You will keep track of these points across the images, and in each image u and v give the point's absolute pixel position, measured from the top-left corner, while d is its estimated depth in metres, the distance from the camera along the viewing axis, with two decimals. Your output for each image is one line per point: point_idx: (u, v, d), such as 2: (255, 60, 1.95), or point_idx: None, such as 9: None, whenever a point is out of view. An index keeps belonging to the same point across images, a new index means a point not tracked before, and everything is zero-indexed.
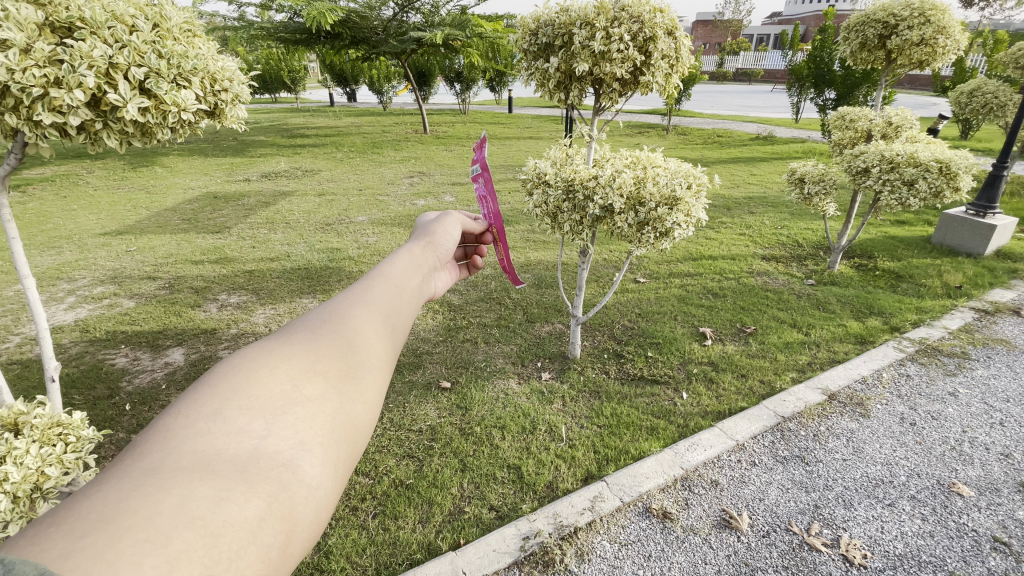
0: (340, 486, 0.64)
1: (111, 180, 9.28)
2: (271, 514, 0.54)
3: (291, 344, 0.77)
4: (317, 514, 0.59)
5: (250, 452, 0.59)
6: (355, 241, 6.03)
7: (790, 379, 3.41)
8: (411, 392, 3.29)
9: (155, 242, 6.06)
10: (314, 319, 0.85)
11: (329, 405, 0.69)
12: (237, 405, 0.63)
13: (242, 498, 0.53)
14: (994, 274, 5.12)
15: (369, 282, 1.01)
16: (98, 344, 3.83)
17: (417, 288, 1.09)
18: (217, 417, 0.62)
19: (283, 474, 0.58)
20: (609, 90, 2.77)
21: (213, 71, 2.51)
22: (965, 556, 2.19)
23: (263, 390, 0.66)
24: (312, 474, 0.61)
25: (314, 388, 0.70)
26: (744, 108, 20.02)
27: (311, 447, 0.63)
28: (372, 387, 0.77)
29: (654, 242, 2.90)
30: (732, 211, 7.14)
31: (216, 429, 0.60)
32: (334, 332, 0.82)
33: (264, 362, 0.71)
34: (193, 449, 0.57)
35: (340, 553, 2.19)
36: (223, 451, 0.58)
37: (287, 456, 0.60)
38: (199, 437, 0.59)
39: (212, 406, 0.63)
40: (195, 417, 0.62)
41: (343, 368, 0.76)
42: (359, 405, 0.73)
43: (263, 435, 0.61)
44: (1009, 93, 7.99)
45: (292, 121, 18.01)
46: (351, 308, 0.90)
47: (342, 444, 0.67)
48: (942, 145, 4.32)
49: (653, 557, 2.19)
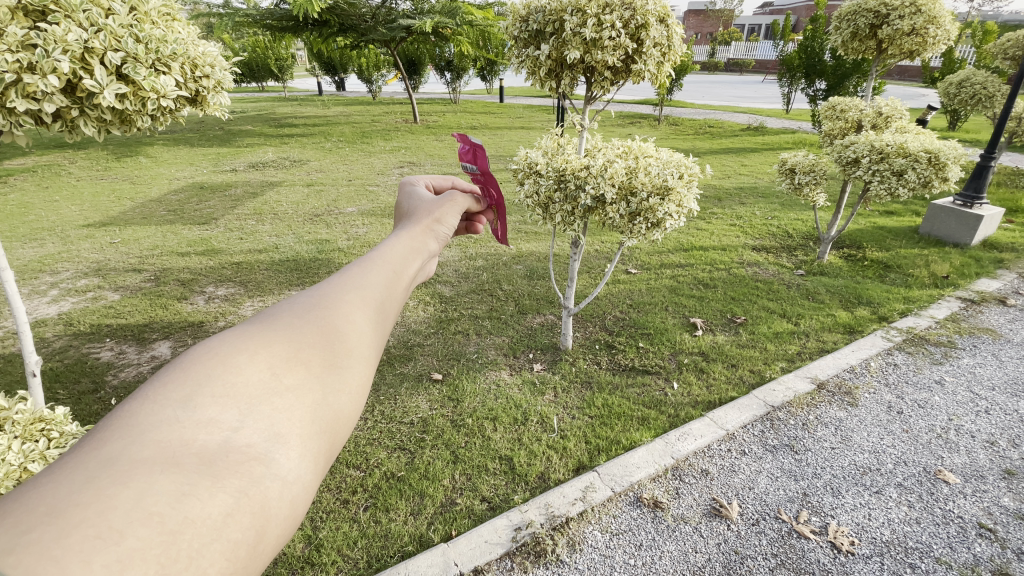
0: (317, 479, 0.63)
1: (94, 170, 9.09)
2: (239, 511, 0.53)
3: (274, 330, 0.74)
4: (291, 508, 0.58)
5: (219, 444, 0.57)
6: (345, 232, 5.97)
7: (780, 369, 3.44)
8: (402, 384, 3.28)
9: (140, 234, 5.95)
10: (302, 302, 0.82)
11: (309, 396, 0.67)
12: (209, 392, 0.61)
13: (207, 494, 0.51)
14: (980, 264, 5.19)
15: (364, 263, 0.97)
16: (82, 337, 3.77)
17: (416, 271, 1.05)
18: (187, 403, 0.59)
19: (255, 468, 0.56)
20: (601, 79, 2.74)
21: (193, 57, 2.45)
22: (951, 542, 2.24)
23: (238, 377, 0.64)
24: (287, 467, 0.59)
25: (294, 378, 0.68)
26: (735, 98, 20.03)
27: (287, 439, 0.61)
28: (358, 377, 0.75)
29: (645, 233, 2.89)
30: (722, 202, 7.16)
31: (183, 417, 0.58)
32: (321, 318, 0.79)
33: (242, 349, 0.68)
34: (157, 438, 0.55)
35: (331, 546, 2.18)
36: (190, 442, 0.56)
37: (261, 449, 0.58)
38: (166, 425, 0.57)
39: (181, 392, 0.61)
40: (163, 403, 0.59)
41: (327, 357, 0.74)
42: (343, 397, 0.71)
43: (235, 426, 0.59)
44: (997, 84, 8.07)
45: (280, 110, 17.74)
46: (343, 292, 0.86)
47: (322, 437, 0.66)
48: (932, 136, 4.34)
49: (645, 547, 2.21)
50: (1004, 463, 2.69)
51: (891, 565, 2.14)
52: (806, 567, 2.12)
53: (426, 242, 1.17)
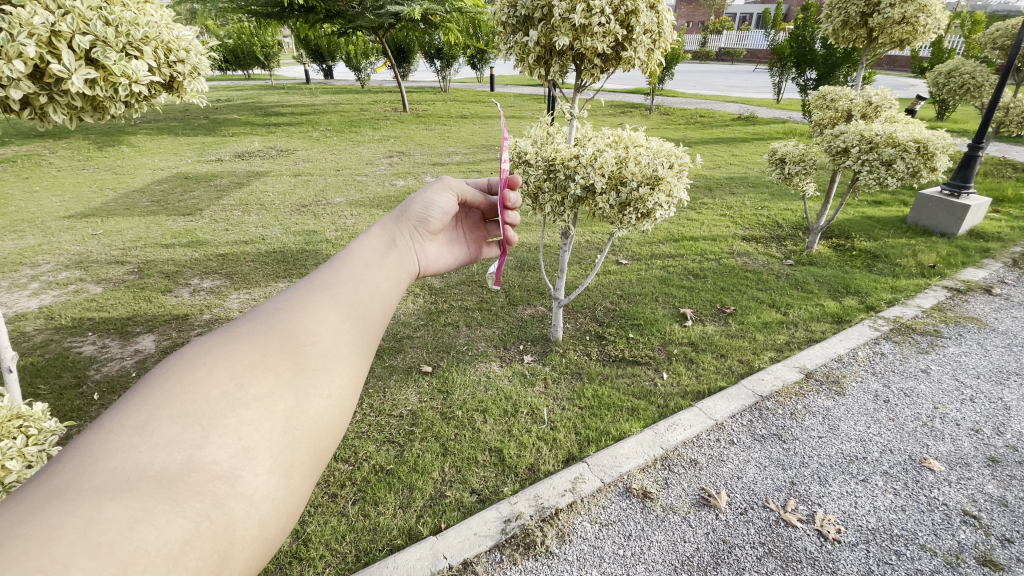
0: (290, 491, 0.62)
1: (75, 160, 8.88)
2: (199, 535, 0.51)
3: (237, 341, 0.71)
4: (260, 528, 0.57)
5: (180, 465, 0.55)
6: (333, 223, 5.90)
7: (768, 358, 3.46)
8: (392, 376, 3.26)
9: (123, 225, 5.82)
10: (270, 309, 0.79)
11: (279, 405, 0.65)
12: (168, 414, 0.59)
13: (163, 518, 0.49)
14: (967, 253, 5.25)
15: (339, 264, 0.95)
16: (64, 331, 3.69)
17: (396, 264, 1.03)
18: (144, 428, 0.57)
19: (219, 487, 0.54)
20: (590, 67, 2.71)
21: (167, 41, 2.38)
22: (935, 530, 2.27)
23: (200, 393, 0.62)
24: (253, 484, 0.57)
25: (262, 387, 0.65)
26: (727, 87, 19.94)
27: (255, 454, 0.59)
28: (333, 380, 0.73)
29: (635, 223, 2.88)
30: (712, 192, 7.16)
31: (139, 442, 0.56)
32: (291, 323, 0.77)
33: (203, 363, 0.66)
34: (112, 465, 0.53)
35: (319, 540, 2.17)
36: (146, 465, 0.54)
37: (226, 466, 0.56)
38: (121, 452, 0.55)
39: (139, 416, 0.58)
40: (118, 428, 0.57)
41: (298, 362, 0.71)
42: (318, 400, 0.70)
43: (198, 443, 0.57)
44: (986, 74, 8.13)
45: (265, 98, 17.39)
46: (315, 296, 0.84)
47: (296, 448, 0.64)
48: (920, 125, 4.35)
49: (633, 537, 2.22)
50: (988, 451, 2.73)
51: (876, 552, 2.17)
52: (793, 556, 2.14)
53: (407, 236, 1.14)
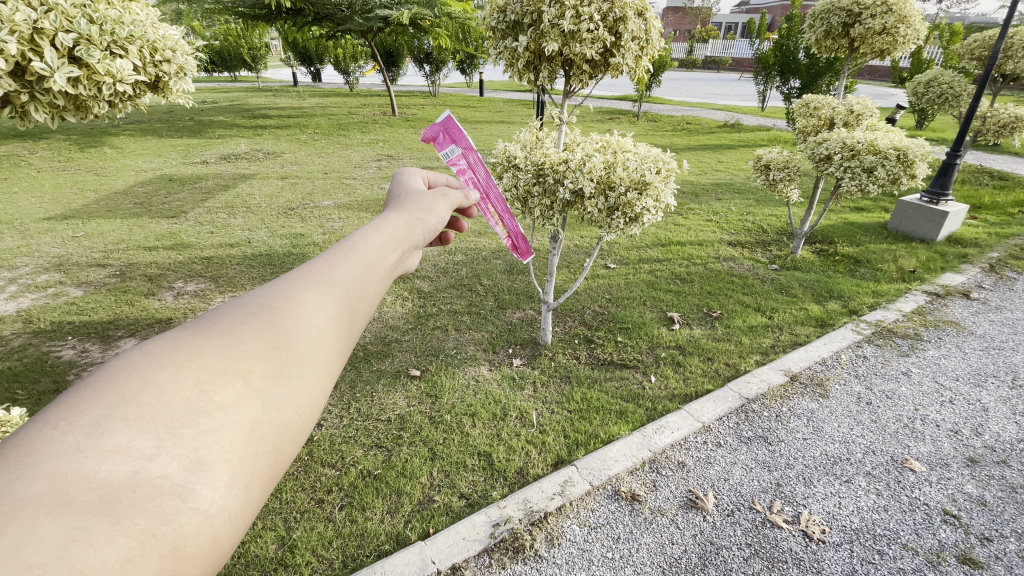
0: (250, 506, 0.57)
1: (56, 161, 8.71)
2: (143, 554, 0.45)
3: (210, 339, 0.67)
4: (214, 544, 0.52)
5: (127, 476, 0.49)
6: (320, 226, 5.86)
7: (754, 361, 3.51)
8: (379, 380, 3.24)
9: (104, 227, 5.72)
10: (251, 305, 0.75)
11: (245, 414, 0.60)
12: (122, 417, 0.53)
13: (103, 538, 0.43)
14: (946, 258, 5.37)
15: (331, 257, 0.90)
16: (43, 335, 3.61)
17: (393, 263, 0.98)
18: (93, 430, 0.52)
19: (169, 502, 0.49)
20: (579, 72, 2.75)
21: (153, 40, 2.35)
22: (917, 529, 2.31)
23: (158, 398, 0.56)
24: (209, 501, 0.52)
25: (229, 394, 0.60)
26: (713, 96, 20.25)
27: (213, 466, 0.54)
28: (307, 388, 0.69)
29: (624, 228, 2.90)
30: (699, 197, 7.26)
31: (87, 446, 0.50)
32: (271, 323, 0.72)
33: (169, 363, 0.61)
34: (51, 470, 0.47)
35: (305, 547, 2.14)
36: (90, 476, 0.48)
37: (178, 481, 0.51)
38: (66, 455, 0.49)
39: (90, 417, 0.53)
40: (66, 430, 0.51)
41: (271, 367, 0.67)
42: (288, 410, 0.65)
43: (149, 453, 0.51)
44: (963, 84, 8.35)
45: (252, 100, 17.20)
46: (301, 292, 0.79)
47: (258, 458, 0.60)
48: (901, 133, 4.44)
49: (622, 540, 2.23)
50: (968, 452, 2.79)
51: (859, 552, 2.20)
52: (779, 556, 2.16)
53: (408, 235, 1.08)
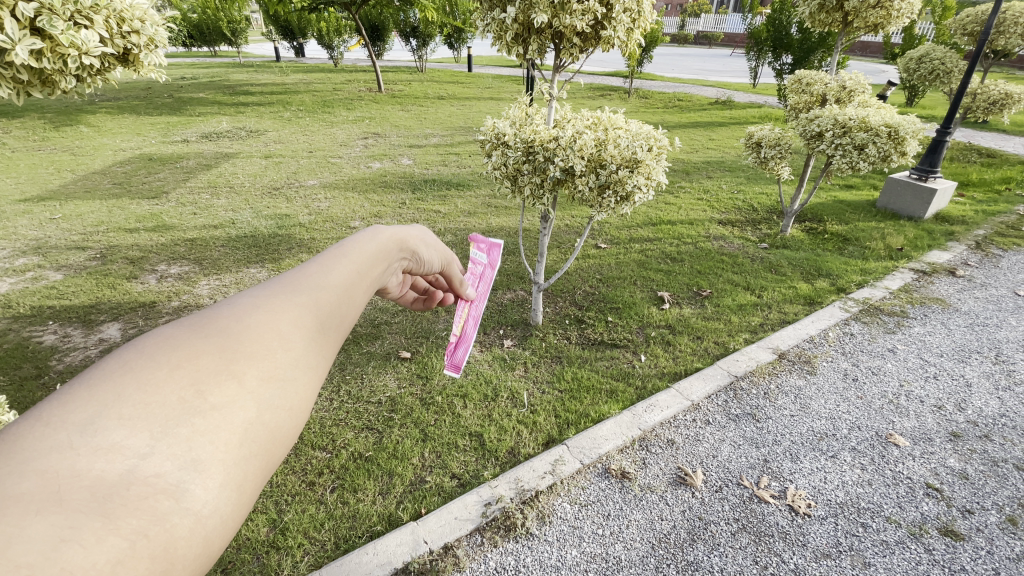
0: (240, 509, 0.55)
1: (30, 141, 8.43)
2: (135, 555, 0.43)
3: (203, 337, 0.64)
4: (204, 546, 0.50)
5: (120, 475, 0.47)
6: (306, 206, 5.75)
7: (743, 340, 3.53)
8: (369, 362, 3.22)
9: (83, 209, 5.56)
10: (244, 304, 0.72)
11: (240, 415, 0.58)
12: (116, 415, 0.51)
13: (94, 538, 0.41)
14: (933, 236, 5.42)
15: (324, 260, 0.87)
16: (22, 320, 3.53)
17: (383, 273, 0.95)
18: (86, 427, 0.49)
19: (162, 503, 0.47)
20: (570, 46, 2.68)
21: (119, 9, 2.21)
22: (900, 502, 2.37)
23: (153, 396, 0.54)
24: (201, 501, 0.51)
25: (223, 395, 0.58)
26: (704, 72, 20.02)
27: (207, 467, 0.52)
28: (299, 392, 0.66)
29: (615, 207, 2.87)
30: (690, 176, 7.22)
31: (79, 444, 0.47)
32: (264, 325, 0.69)
33: (163, 362, 0.58)
34: (42, 468, 0.45)
35: (296, 529, 2.14)
36: (82, 474, 0.45)
37: (172, 480, 0.49)
38: (57, 453, 0.46)
39: (83, 414, 0.50)
40: (57, 426, 0.49)
41: (265, 368, 0.64)
42: (281, 413, 0.63)
43: (143, 452, 0.49)
44: (955, 60, 8.31)
45: (233, 76, 16.67)
46: (294, 293, 0.77)
47: (250, 460, 0.58)
48: (892, 110, 4.42)
49: (612, 516, 2.26)
50: (951, 426, 2.86)
51: (844, 525, 2.26)
52: (766, 531, 2.21)
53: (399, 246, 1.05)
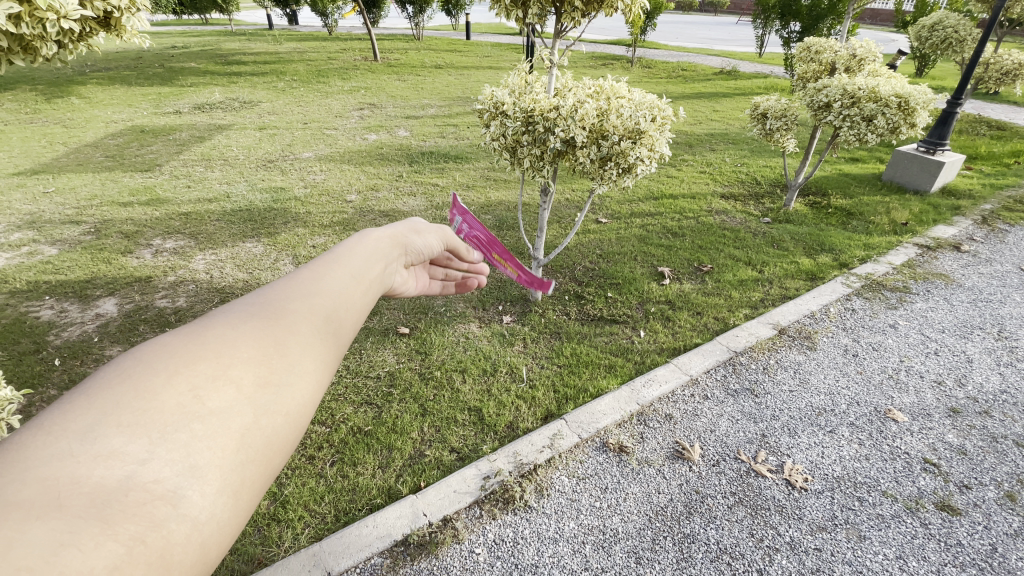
0: (237, 517, 0.53)
1: (19, 112, 8.25)
2: (132, 561, 0.42)
3: (200, 343, 0.62)
4: (201, 554, 0.48)
5: (119, 481, 0.45)
6: (301, 180, 5.66)
7: (744, 316, 3.52)
8: (367, 338, 3.21)
9: (75, 182, 5.47)
10: (240, 311, 0.70)
11: (237, 420, 0.56)
12: (114, 422, 0.50)
13: (92, 543, 0.40)
14: (938, 210, 5.35)
15: (319, 267, 0.85)
16: (18, 295, 3.51)
17: (380, 278, 0.92)
18: (87, 434, 0.48)
19: (159, 508, 0.46)
20: (571, 9, 2.57)
21: None
22: (897, 477, 2.40)
23: (152, 402, 0.53)
24: (199, 509, 0.49)
25: (221, 400, 0.56)
26: (710, 40, 19.46)
27: (205, 473, 0.50)
28: (299, 399, 0.64)
29: (616, 179, 2.81)
30: (693, 148, 7.09)
31: (79, 451, 0.47)
32: (261, 332, 0.67)
33: (161, 369, 0.57)
34: (44, 475, 0.44)
35: (297, 502, 2.17)
36: (81, 480, 0.44)
37: (170, 486, 0.47)
38: (58, 460, 0.46)
39: (85, 420, 0.50)
40: (59, 433, 0.48)
41: (262, 374, 0.62)
42: (278, 419, 0.61)
43: (142, 458, 0.48)
44: (968, 28, 8.06)
45: (225, 45, 16.20)
46: (289, 301, 0.74)
47: (248, 466, 0.56)
48: (903, 79, 4.28)
49: (610, 489, 2.29)
50: (950, 402, 2.87)
51: (840, 499, 2.29)
52: (762, 504, 2.24)
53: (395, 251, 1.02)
